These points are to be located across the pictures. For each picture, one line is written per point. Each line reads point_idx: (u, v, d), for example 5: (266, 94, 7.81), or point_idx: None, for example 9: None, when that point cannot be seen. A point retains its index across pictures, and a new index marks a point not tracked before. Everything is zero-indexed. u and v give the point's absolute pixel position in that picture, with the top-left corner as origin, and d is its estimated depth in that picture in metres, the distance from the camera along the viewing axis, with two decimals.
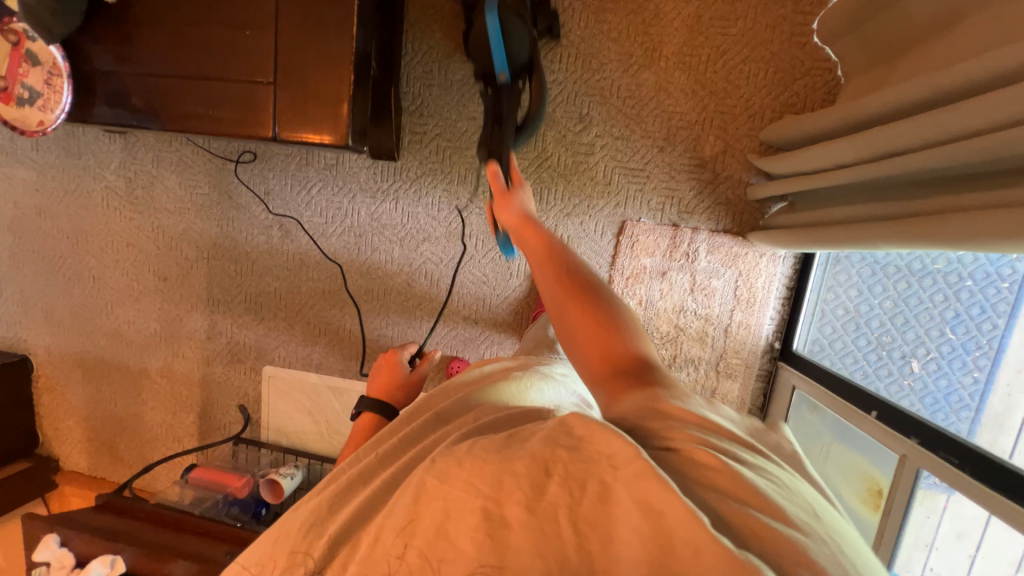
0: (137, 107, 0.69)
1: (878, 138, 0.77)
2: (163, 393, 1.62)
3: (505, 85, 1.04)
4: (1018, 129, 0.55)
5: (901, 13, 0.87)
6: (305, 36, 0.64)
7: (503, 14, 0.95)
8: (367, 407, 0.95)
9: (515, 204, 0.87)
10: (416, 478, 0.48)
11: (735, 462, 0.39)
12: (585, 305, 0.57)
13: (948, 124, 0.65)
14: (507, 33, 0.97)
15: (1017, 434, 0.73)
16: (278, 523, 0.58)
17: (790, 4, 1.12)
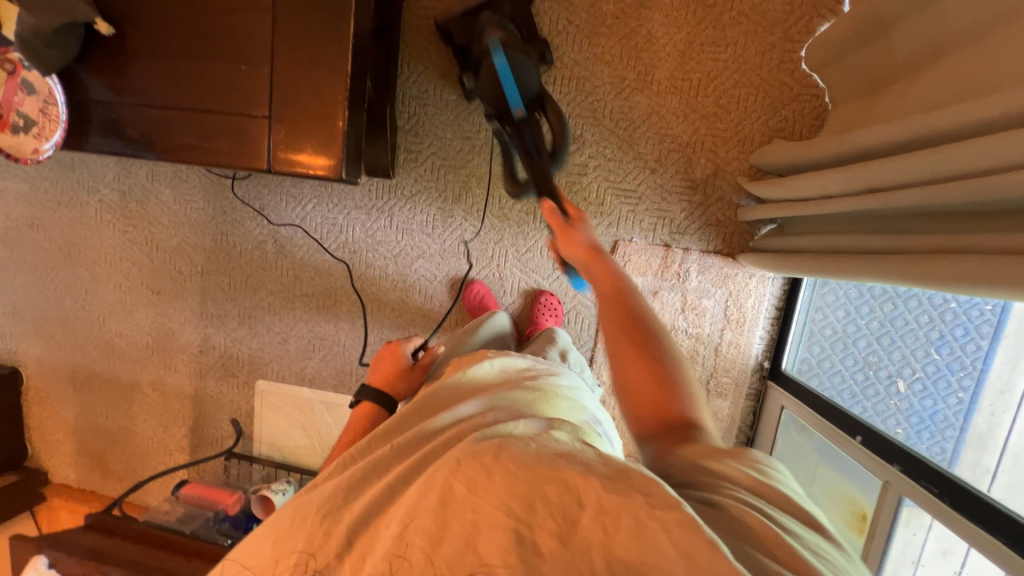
0: (132, 137, 0.70)
1: (863, 171, 0.79)
2: (154, 406, 1.61)
3: (524, 119, 0.94)
4: (1001, 178, 0.57)
5: (887, 47, 0.89)
6: (302, 71, 0.65)
7: (509, 53, 0.91)
8: (366, 395, 0.97)
9: (580, 238, 0.83)
10: (437, 479, 0.51)
11: (794, 537, 0.42)
12: (646, 358, 0.63)
13: (931, 166, 0.67)
14: (517, 68, 0.91)
15: (1001, 453, 0.77)
16: (287, 505, 0.60)
17: (779, 32, 1.14)
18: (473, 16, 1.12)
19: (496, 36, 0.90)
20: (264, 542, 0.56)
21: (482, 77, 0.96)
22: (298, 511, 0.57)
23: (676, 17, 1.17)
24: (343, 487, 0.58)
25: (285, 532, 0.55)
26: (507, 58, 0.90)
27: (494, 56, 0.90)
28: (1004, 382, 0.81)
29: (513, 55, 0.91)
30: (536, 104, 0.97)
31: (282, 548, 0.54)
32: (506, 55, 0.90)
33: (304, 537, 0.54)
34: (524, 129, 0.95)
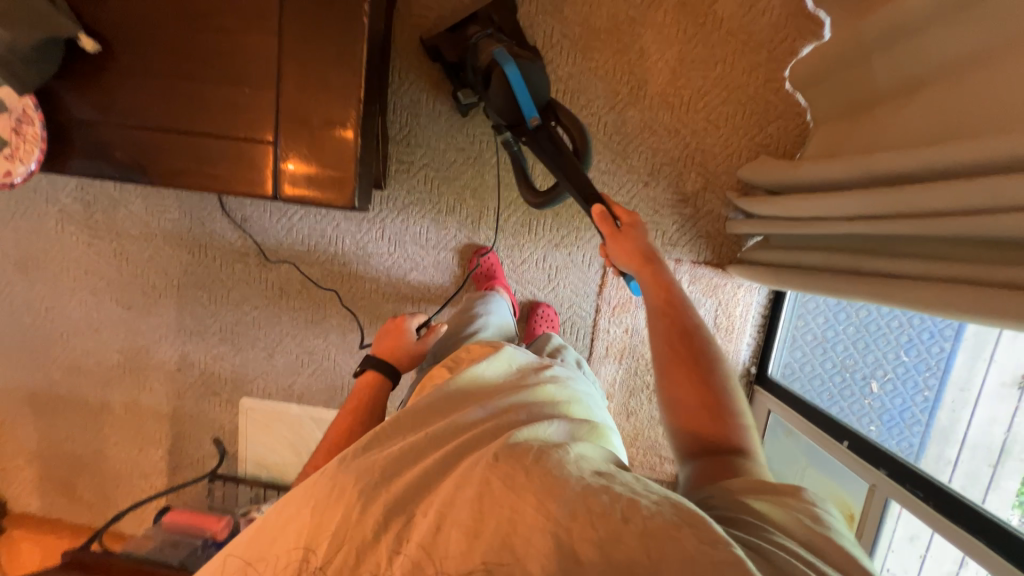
0: (122, 161, 0.65)
1: (849, 199, 0.84)
2: (128, 428, 1.52)
3: (539, 127, 0.95)
4: (981, 219, 0.62)
5: (868, 74, 0.94)
6: (310, 96, 0.63)
7: (519, 63, 0.91)
8: (372, 366, 0.90)
9: (633, 242, 0.85)
10: (475, 473, 0.51)
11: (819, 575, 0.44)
12: (695, 382, 0.69)
13: (913, 202, 0.72)
14: (528, 76, 0.92)
15: (961, 446, 0.89)
16: (300, 485, 0.54)
17: (765, 52, 1.18)
18: (460, 29, 1.08)
19: (502, 48, 0.91)
20: (273, 533, 0.51)
21: (490, 91, 0.95)
22: (318, 489, 0.53)
23: (668, 34, 1.19)
24: (372, 466, 0.54)
25: (304, 516, 0.50)
26: (516, 67, 0.91)
27: (504, 67, 0.90)
28: (964, 380, 0.91)
29: (524, 64, 0.92)
30: (548, 111, 0.97)
31: (301, 533, 0.49)
32: (516, 64, 0.91)
33: (336, 519, 0.49)
34: (540, 138, 0.95)
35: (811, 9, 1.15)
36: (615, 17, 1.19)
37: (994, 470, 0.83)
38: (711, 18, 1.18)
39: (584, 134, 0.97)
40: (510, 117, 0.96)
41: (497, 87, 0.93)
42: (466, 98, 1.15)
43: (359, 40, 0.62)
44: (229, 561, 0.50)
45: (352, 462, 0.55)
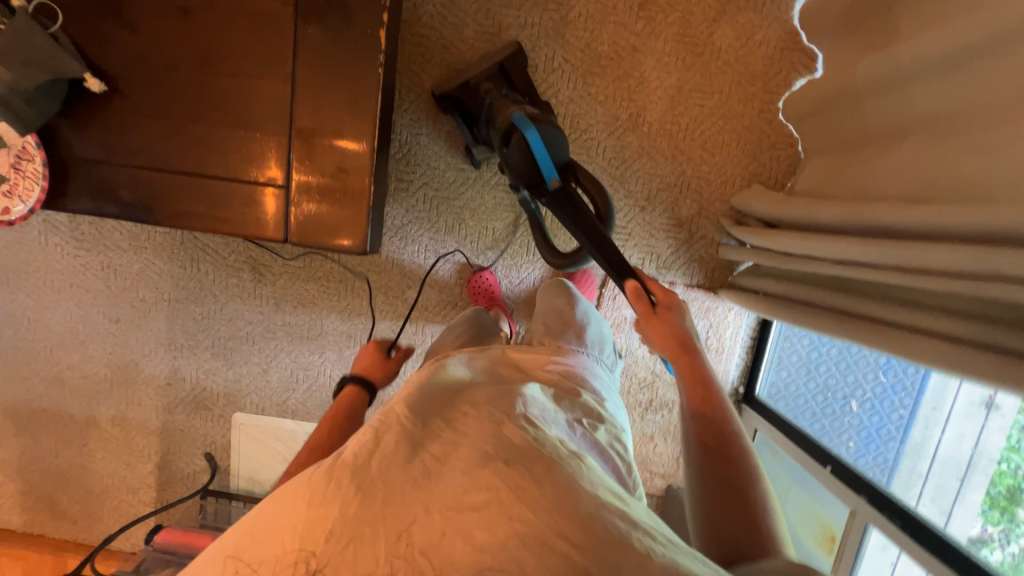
0: (126, 200, 0.64)
1: (833, 243, 0.88)
2: (115, 442, 1.50)
3: (559, 189, 0.94)
4: (961, 283, 0.66)
5: (859, 115, 0.98)
6: (323, 143, 0.63)
7: (540, 127, 0.89)
8: (350, 384, 0.91)
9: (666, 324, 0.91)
10: (484, 473, 0.53)
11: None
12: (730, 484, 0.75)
13: (898, 257, 0.76)
14: (548, 139, 0.90)
15: (932, 462, 0.94)
16: (296, 482, 0.54)
17: (760, 83, 1.21)
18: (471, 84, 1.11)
19: (522, 111, 0.88)
20: (269, 532, 0.50)
21: (508, 153, 0.92)
22: (314, 483, 0.52)
23: (667, 63, 1.21)
24: (366, 457, 0.53)
25: (301, 510, 0.51)
26: (538, 132, 0.88)
27: (524, 132, 0.88)
28: (936, 398, 0.95)
29: (544, 128, 0.89)
30: (567, 172, 0.97)
31: (298, 529, 0.49)
32: (537, 130, 0.88)
33: (333, 516, 0.49)
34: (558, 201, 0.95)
35: (805, 42, 1.18)
36: (616, 43, 1.21)
37: (961, 483, 0.87)
38: (709, 49, 1.20)
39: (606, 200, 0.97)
40: (529, 178, 0.95)
41: (516, 151, 0.91)
42: (479, 153, 1.19)
43: (374, 91, 0.63)
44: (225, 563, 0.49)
45: (346, 454, 0.54)
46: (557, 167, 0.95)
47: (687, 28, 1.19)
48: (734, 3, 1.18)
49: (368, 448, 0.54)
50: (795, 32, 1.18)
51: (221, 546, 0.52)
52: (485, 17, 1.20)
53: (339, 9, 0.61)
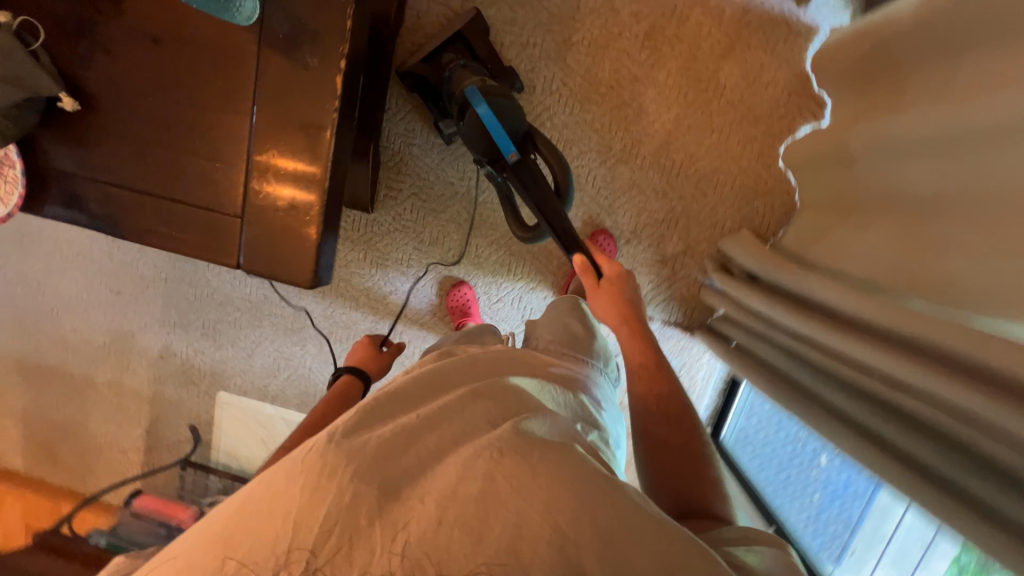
0: (96, 213, 0.68)
1: (793, 319, 0.87)
2: (109, 405, 1.59)
3: (519, 162, 0.94)
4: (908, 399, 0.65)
5: (854, 178, 0.95)
6: (278, 180, 0.65)
7: (492, 100, 0.90)
8: (345, 373, 0.94)
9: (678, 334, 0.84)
10: (479, 465, 0.48)
11: None
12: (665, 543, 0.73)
13: (851, 348, 0.73)
14: (501, 111, 0.91)
15: (896, 525, 0.98)
16: (287, 465, 0.50)
17: (762, 126, 1.17)
18: (434, 58, 1.09)
19: (476, 85, 0.91)
20: (258, 519, 0.46)
21: (465, 131, 0.94)
22: (308, 465, 0.49)
23: (668, 96, 1.18)
24: (360, 443, 0.51)
25: (294, 493, 0.46)
26: (489, 104, 0.90)
27: (476, 106, 0.91)
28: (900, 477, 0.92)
29: (495, 101, 0.91)
30: (527, 142, 0.95)
31: (291, 515, 0.45)
32: (488, 102, 0.90)
33: (329, 499, 0.45)
34: (520, 174, 0.94)
35: (815, 89, 1.13)
36: (617, 72, 1.18)
37: (924, 551, 0.94)
38: (713, 86, 1.16)
39: (566, 170, 0.95)
40: (488, 152, 0.95)
41: (472, 127, 0.93)
42: (445, 127, 1.16)
43: (329, 136, 0.64)
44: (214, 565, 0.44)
45: (340, 439, 0.52)
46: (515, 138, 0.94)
47: (693, 61, 1.16)
48: (744, 40, 1.13)
49: (365, 435, 0.52)
50: (806, 77, 1.13)
51: (210, 530, 0.48)
52: None
53: (303, 51, 0.62)
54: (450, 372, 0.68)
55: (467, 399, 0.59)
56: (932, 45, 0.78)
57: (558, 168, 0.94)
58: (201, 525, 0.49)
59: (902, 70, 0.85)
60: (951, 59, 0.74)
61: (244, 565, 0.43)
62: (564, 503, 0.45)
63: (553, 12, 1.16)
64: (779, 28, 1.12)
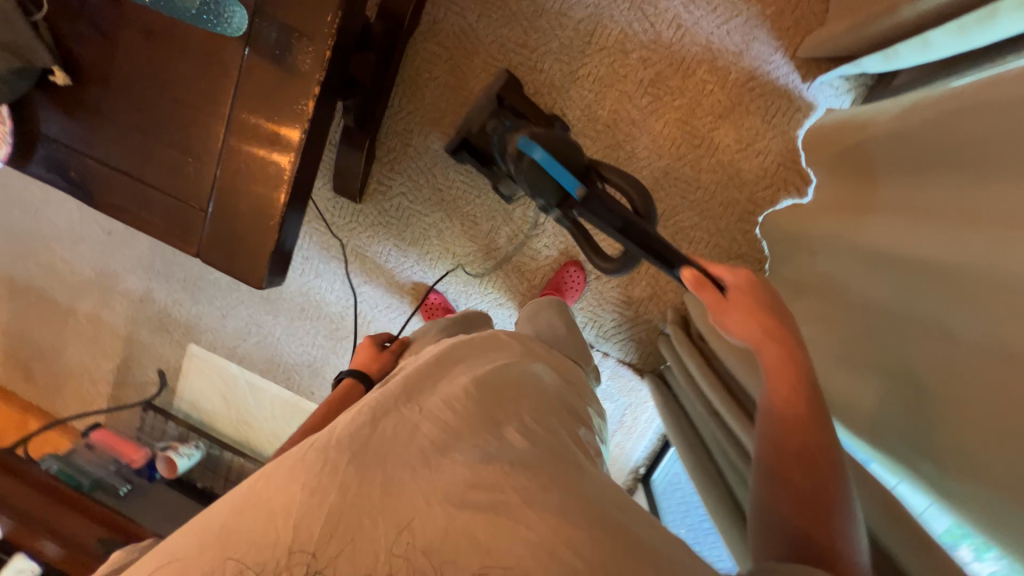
0: (74, 181, 0.72)
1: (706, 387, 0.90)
2: (86, 336, 1.65)
3: (588, 197, 0.74)
4: None
5: (813, 265, 0.97)
6: (241, 186, 0.68)
7: (546, 140, 0.77)
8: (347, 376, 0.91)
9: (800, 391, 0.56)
10: (488, 473, 0.51)
11: None
12: None
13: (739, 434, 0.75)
14: (558, 148, 0.77)
15: None
16: (286, 463, 0.52)
17: (747, 192, 1.18)
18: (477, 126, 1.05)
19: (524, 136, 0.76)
20: (256, 516, 0.48)
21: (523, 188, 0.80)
22: (307, 464, 0.50)
23: (661, 145, 1.20)
24: (355, 439, 0.53)
25: (292, 495, 0.48)
26: (545, 148, 0.75)
27: (531, 154, 0.74)
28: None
29: (551, 141, 0.77)
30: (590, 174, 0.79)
31: (290, 516, 0.47)
32: (543, 146, 0.75)
33: (330, 501, 0.48)
34: (593, 211, 0.74)
35: (804, 165, 1.15)
36: (617, 112, 1.20)
37: None
38: (708, 144, 1.18)
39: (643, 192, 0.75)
40: (551, 199, 0.78)
41: (530, 175, 0.77)
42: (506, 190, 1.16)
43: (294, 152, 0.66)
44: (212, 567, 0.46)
45: (341, 436, 0.53)
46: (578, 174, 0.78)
47: (691, 116, 1.17)
48: (744, 104, 1.15)
49: (360, 432, 0.53)
50: (796, 151, 1.15)
51: (209, 522, 0.49)
52: (497, 52, 1.21)
53: (283, 67, 0.65)
54: (451, 352, 0.70)
55: (474, 391, 0.61)
56: (898, 158, 0.80)
57: (631, 188, 0.74)
58: (200, 517, 0.51)
59: (872, 174, 0.87)
60: (910, 178, 0.77)
61: (245, 564, 0.46)
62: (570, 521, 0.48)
63: (565, 43, 1.18)
64: (781, 100, 1.13)
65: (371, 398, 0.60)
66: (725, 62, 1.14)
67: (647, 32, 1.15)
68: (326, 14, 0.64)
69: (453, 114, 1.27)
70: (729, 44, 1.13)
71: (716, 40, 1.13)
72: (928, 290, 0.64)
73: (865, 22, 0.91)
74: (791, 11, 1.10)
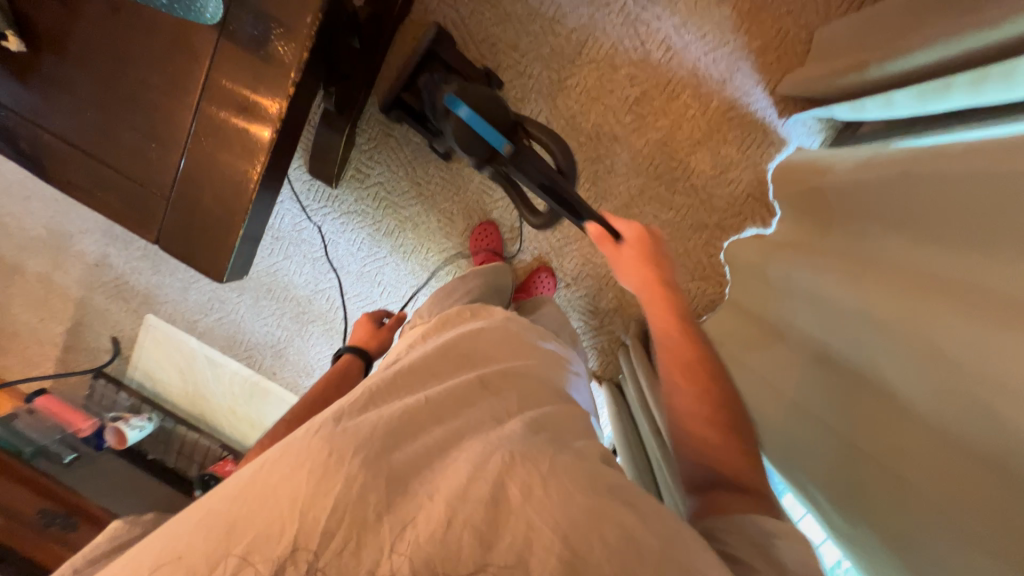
0: (24, 151, 0.69)
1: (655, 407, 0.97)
2: (34, 296, 1.57)
3: (514, 155, 0.79)
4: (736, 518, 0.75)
5: (762, 296, 1.03)
6: (207, 177, 0.66)
7: (470, 97, 0.80)
8: (348, 352, 1.00)
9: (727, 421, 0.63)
10: (489, 470, 0.52)
11: None
12: None
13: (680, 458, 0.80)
14: (485, 105, 0.80)
15: None
16: (292, 451, 0.53)
17: (716, 217, 1.23)
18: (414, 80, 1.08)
19: (450, 92, 0.80)
20: (262, 508, 0.48)
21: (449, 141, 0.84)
22: (314, 453, 0.52)
23: (640, 163, 1.22)
24: (356, 434, 0.54)
25: (301, 484, 0.49)
26: (472, 106, 0.79)
27: (457, 112, 0.79)
28: None
29: (475, 97, 0.80)
30: (517, 131, 0.83)
31: (298, 505, 0.48)
32: (468, 104, 0.79)
33: (336, 491, 0.49)
34: (519, 168, 0.80)
35: (770, 199, 1.19)
36: (600, 126, 1.21)
37: None
38: (684, 167, 1.21)
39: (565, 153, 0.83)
40: (479, 155, 0.81)
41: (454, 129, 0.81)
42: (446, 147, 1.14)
43: (264, 142, 0.65)
44: (216, 562, 0.46)
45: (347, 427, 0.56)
46: (505, 130, 0.81)
47: (671, 138, 1.20)
48: (722, 133, 1.18)
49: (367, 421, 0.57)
50: (766, 184, 1.19)
51: (211, 512, 0.49)
52: (486, 51, 1.20)
53: (257, 60, 0.63)
54: (455, 344, 0.76)
55: (475, 389, 0.66)
56: (852, 209, 0.85)
57: (554, 146, 0.81)
58: (205, 500, 0.52)
59: (825, 218, 0.92)
60: (859, 228, 0.82)
61: (247, 561, 0.46)
62: (573, 514, 0.49)
63: (556, 50, 1.18)
64: (756, 132, 1.17)
65: (380, 382, 0.65)
66: (709, 89, 1.17)
67: (637, 49, 1.17)
68: (304, 14, 0.62)
69: None
70: (715, 72, 1.16)
71: (703, 66, 1.16)
72: (869, 342, 0.69)
73: (841, 72, 0.95)
74: (776, 48, 1.13)
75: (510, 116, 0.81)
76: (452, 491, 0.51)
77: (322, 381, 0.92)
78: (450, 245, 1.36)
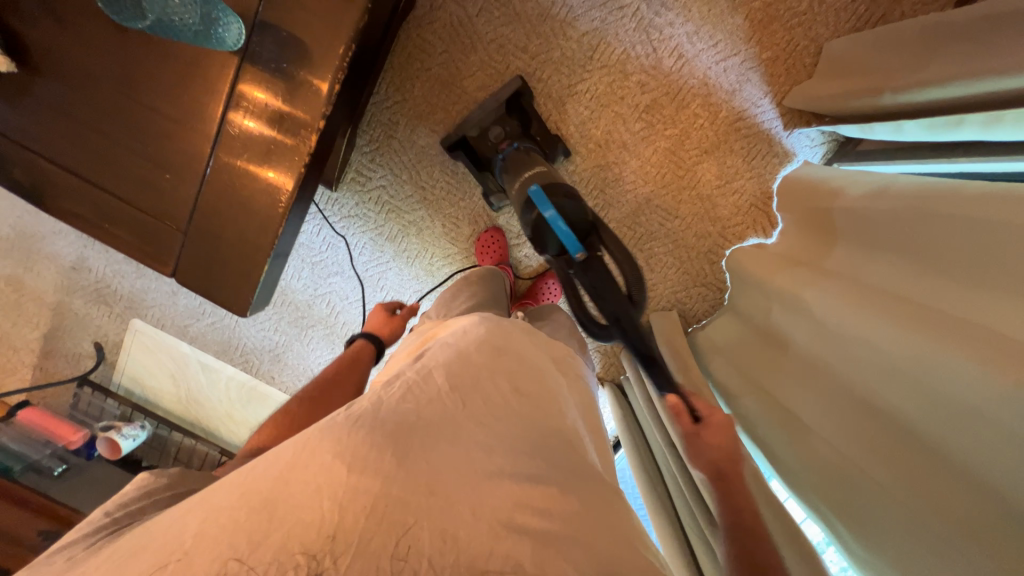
0: (20, 180, 0.63)
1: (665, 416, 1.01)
2: (5, 301, 1.47)
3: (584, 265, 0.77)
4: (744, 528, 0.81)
5: (763, 306, 1.08)
6: (225, 208, 0.63)
7: (557, 201, 0.80)
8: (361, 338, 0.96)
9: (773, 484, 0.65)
10: (535, 501, 0.54)
11: None
12: None
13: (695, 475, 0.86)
14: (571, 213, 0.79)
15: None
16: (330, 438, 0.53)
17: (720, 226, 1.25)
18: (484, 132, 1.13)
19: (541, 190, 0.81)
20: (301, 489, 0.49)
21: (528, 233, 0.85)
22: (352, 445, 0.52)
23: (647, 172, 1.22)
24: None
25: (337, 473, 0.50)
26: (556, 206, 0.79)
27: (543, 211, 0.79)
28: None
29: (560, 202, 0.80)
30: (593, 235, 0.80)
31: (336, 499, 0.48)
32: (554, 204, 0.80)
33: (375, 486, 0.49)
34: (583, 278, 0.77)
35: (773, 209, 1.22)
36: (609, 134, 1.20)
37: None
38: (691, 177, 1.22)
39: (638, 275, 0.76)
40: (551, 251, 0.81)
41: (535, 227, 0.82)
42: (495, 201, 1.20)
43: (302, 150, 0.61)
44: (222, 564, 0.45)
45: (384, 419, 0.55)
46: (581, 234, 0.79)
47: (679, 148, 1.20)
48: (729, 143, 1.19)
49: (405, 415, 0.57)
50: (770, 196, 1.22)
51: (248, 486, 0.50)
52: (495, 53, 1.16)
53: (282, 88, 0.59)
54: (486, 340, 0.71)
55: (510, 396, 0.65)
56: (859, 232, 0.89)
57: (628, 268, 0.75)
58: (234, 474, 0.53)
59: (834, 239, 0.95)
60: (865, 251, 0.86)
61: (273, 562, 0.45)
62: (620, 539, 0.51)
63: (567, 54, 1.16)
64: (762, 143, 1.19)
65: (416, 376, 0.62)
66: (718, 100, 1.17)
67: (649, 56, 1.15)
68: (338, 46, 0.58)
69: (442, 112, 1.22)
70: (724, 82, 1.16)
71: (712, 76, 1.15)
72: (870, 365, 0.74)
73: (849, 95, 0.97)
74: (786, 60, 1.13)
75: (589, 218, 0.79)
76: (496, 515, 0.51)
77: (332, 365, 0.89)
78: (456, 250, 1.34)
